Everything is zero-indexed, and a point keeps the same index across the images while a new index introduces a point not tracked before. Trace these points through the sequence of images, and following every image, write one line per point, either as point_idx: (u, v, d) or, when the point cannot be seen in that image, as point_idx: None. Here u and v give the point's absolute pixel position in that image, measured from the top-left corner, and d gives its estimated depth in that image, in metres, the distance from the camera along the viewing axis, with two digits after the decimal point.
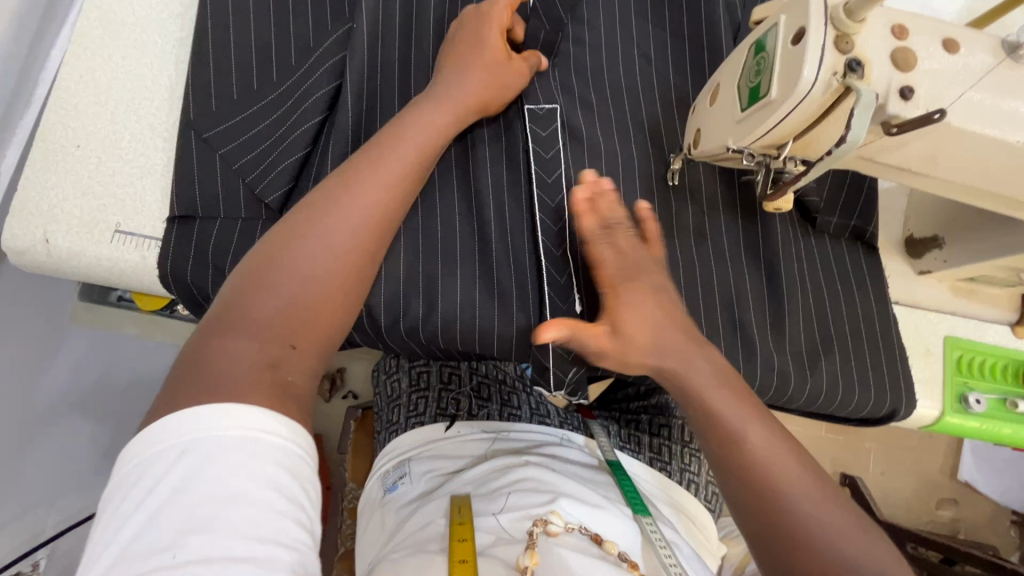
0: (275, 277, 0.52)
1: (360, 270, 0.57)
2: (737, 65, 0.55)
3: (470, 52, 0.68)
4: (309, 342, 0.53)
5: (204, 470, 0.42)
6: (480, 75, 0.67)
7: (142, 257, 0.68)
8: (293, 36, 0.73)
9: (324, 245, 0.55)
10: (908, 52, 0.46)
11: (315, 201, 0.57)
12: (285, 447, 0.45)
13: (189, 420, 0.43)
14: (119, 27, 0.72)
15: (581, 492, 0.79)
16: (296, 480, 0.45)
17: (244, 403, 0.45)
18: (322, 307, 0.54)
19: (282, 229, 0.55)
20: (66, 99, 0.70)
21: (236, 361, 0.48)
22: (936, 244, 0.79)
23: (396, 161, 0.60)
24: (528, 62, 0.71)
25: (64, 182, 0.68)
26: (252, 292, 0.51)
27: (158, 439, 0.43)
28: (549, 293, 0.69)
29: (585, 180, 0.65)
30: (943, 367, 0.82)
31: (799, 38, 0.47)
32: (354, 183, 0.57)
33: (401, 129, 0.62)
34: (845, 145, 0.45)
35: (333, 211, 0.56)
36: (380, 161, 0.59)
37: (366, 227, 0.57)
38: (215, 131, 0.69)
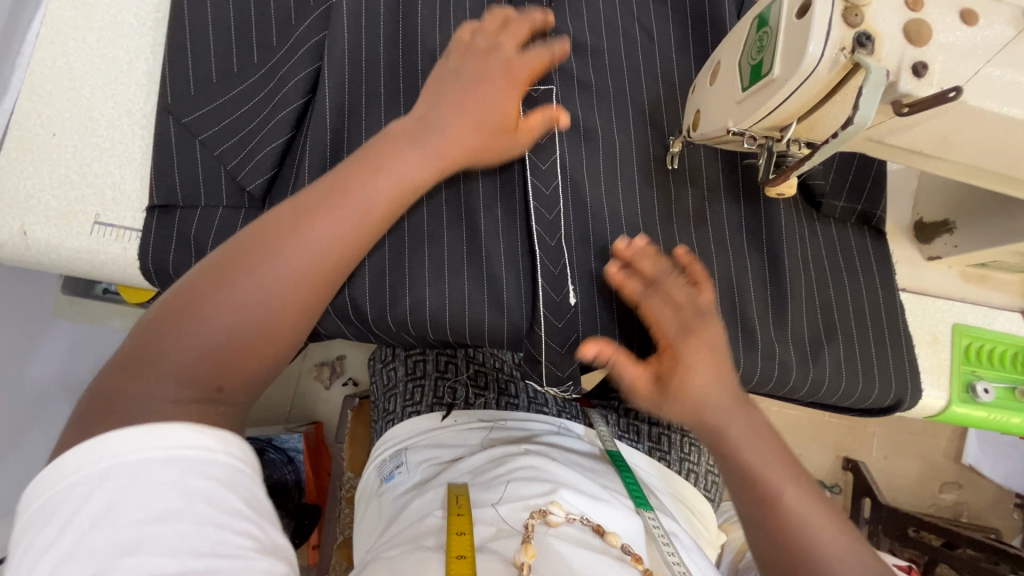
0: (208, 309, 0.47)
1: (304, 320, 0.52)
2: (738, 43, 0.52)
3: (475, 98, 0.60)
4: (238, 385, 0.49)
5: (125, 495, 0.39)
6: (473, 125, 0.60)
7: (123, 249, 0.66)
8: (273, 15, 0.70)
9: (267, 293, 0.49)
10: (922, 24, 0.43)
11: (265, 237, 0.50)
12: (210, 459, 0.43)
13: (99, 446, 0.41)
14: (92, 8, 0.70)
15: (579, 482, 0.78)
16: (231, 491, 0.42)
17: (167, 423, 0.43)
18: (254, 357, 0.49)
19: (225, 260, 0.50)
20: (39, 85, 0.67)
21: (154, 398, 0.44)
22: (946, 228, 0.76)
23: (365, 194, 0.54)
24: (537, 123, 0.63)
25: (39, 172, 0.66)
26: (180, 327, 0.47)
27: (70, 469, 0.41)
28: (541, 282, 0.68)
29: (622, 244, 0.67)
30: (951, 356, 0.80)
31: (804, 11, 0.43)
32: (310, 225, 0.51)
33: (377, 156, 0.55)
34: (851, 127, 0.42)
35: (286, 245, 0.50)
36: (341, 203, 0.52)
37: (316, 280, 0.51)
38: (194, 116, 0.67)
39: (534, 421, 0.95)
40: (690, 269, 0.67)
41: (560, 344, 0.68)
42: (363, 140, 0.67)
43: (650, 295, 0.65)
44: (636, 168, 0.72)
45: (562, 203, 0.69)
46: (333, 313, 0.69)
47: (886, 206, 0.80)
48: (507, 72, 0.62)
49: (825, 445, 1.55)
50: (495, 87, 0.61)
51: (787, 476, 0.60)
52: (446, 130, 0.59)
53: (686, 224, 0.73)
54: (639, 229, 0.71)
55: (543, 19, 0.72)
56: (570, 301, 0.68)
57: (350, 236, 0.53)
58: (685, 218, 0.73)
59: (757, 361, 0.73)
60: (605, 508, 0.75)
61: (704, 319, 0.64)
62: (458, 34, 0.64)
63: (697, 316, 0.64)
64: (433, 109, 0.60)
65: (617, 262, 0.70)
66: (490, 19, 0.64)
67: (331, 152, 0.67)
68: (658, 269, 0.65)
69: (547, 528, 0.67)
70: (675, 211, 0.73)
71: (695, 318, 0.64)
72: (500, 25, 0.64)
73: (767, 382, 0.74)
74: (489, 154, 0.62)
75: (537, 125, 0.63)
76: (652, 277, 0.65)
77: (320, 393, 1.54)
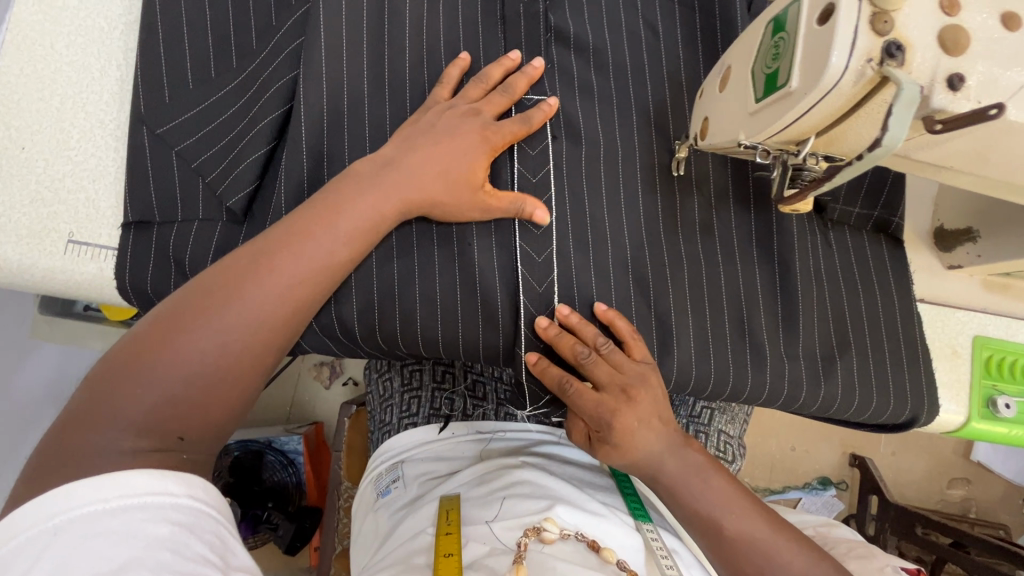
0: (169, 355, 0.49)
1: (265, 363, 0.54)
2: (750, 48, 0.47)
3: (438, 153, 0.60)
4: (199, 433, 0.50)
5: (82, 547, 0.39)
6: (448, 174, 0.60)
7: (98, 269, 0.63)
8: (252, 18, 0.66)
9: (224, 339, 0.51)
10: (959, 30, 0.38)
11: (219, 286, 0.52)
12: (175, 503, 0.43)
13: (54, 500, 0.41)
14: (59, 11, 0.66)
15: (576, 497, 0.74)
16: (194, 536, 0.42)
17: (130, 470, 0.43)
18: (216, 401, 0.51)
19: (179, 311, 0.51)
20: (4, 95, 0.63)
21: (114, 447, 0.45)
22: (969, 236, 0.72)
23: (328, 234, 0.56)
24: (507, 208, 0.62)
25: (10, 188, 0.63)
26: (137, 378, 0.48)
27: (21, 526, 0.40)
28: (524, 301, 0.64)
29: (545, 322, 0.63)
30: (971, 370, 0.76)
31: (827, 16, 0.39)
32: (273, 269, 0.53)
33: (339, 198, 0.57)
34: (879, 149, 0.38)
35: (249, 291, 0.52)
36: (297, 249, 0.55)
37: (275, 324, 0.54)
38: (170, 126, 0.63)
39: (534, 430, 0.91)
40: (614, 326, 0.64)
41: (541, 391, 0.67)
42: (348, 151, 0.64)
43: (572, 381, 0.63)
44: (639, 176, 0.68)
45: (553, 215, 0.65)
46: (318, 330, 0.66)
47: (904, 212, 0.75)
48: (481, 138, 0.61)
49: (832, 443, 1.52)
50: (465, 143, 0.61)
51: (727, 494, 0.68)
52: (397, 174, 0.59)
53: (692, 234, 0.69)
54: (641, 241, 0.67)
55: (541, 16, 0.67)
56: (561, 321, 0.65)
57: (304, 280, 0.55)
58: (691, 228, 0.69)
59: (765, 379, 0.69)
60: (604, 522, 0.71)
61: (642, 380, 0.64)
62: (436, 94, 0.64)
63: (625, 391, 0.64)
64: (389, 153, 0.61)
65: (618, 275, 0.66)
66: (473, 86, 0.64)
67: (313, 162, 0.63)
68: (583, 348, 0.63)
69: (541, 546, 0.65)
70: (680, 220, 0.69)
71: (621, 396, 0.64)
72: (484, 91, 0.64)
73: (777, 399, 0.71)
74: (450, 213, 0.62)
75: (506, 206, 0.62)
76: (574, 361, 0.63)
77: (320, 392, 1.52)
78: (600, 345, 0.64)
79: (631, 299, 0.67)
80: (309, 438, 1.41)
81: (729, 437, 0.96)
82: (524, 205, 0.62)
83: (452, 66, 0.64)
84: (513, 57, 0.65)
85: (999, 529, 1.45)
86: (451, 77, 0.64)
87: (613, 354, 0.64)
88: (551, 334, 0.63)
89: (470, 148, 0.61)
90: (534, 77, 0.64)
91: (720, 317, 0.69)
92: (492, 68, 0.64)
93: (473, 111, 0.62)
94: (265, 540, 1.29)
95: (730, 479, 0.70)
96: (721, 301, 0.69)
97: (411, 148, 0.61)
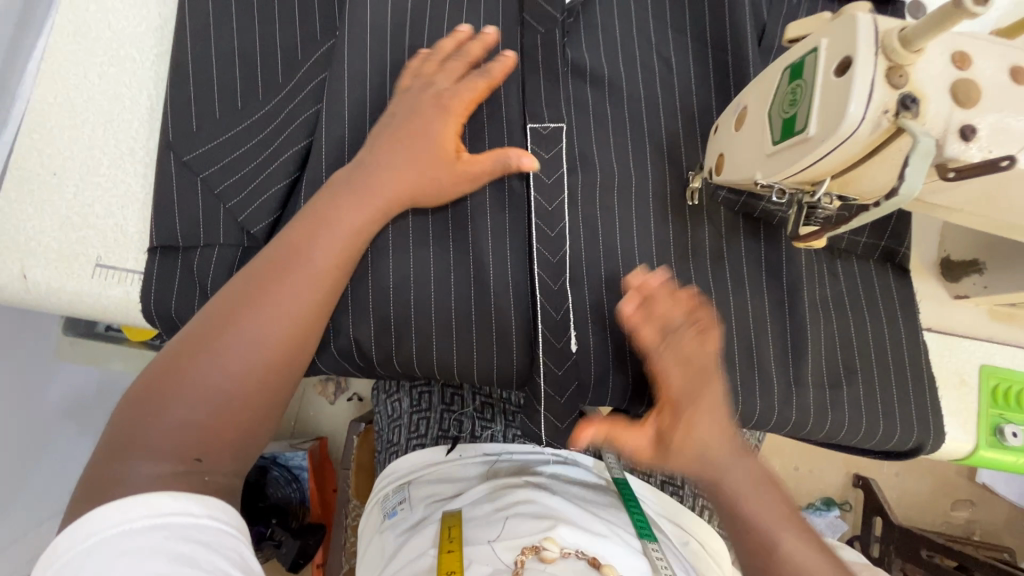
0: (182, 384, 0.50)
1: (274, 384, 0.54)
2: (768, 90, 0.49)
3: (414, 139, 0.61)
4: (217, 453, 0.50)
5: (110, 567, 0.40)
6: (432, 156, 0.61)
7: (126, 293, 0.65)
8: (280, 51, 0.68)
9: (230, 363, 0.52)
10: (970, 83, 0.40)
11: (220, 313, 0.53)
12: (198, 523, 0.44)
13: (86, 524, 0.42)
14: (93, 42, 0.68)
15: (583, 518, 0.70)
16: (215, 552, 0.43)
17: (149, 492, 0.44)
18: (230, 422, 0.51)
19: (186, 343, 0.53)
20: (39, 124, 0.66)
21: (138, 469, 0.46)
22: (975, 268, 0.74)
23: (323, 250, 0.57)
24: (495, 164, 0.61)
25: (41, 213, 0.65)
26: (155, 408, 0.49)
27: (59, 550, 0.42)
28: (543, 331, 0.65)
29: (633, 287, 0.60)
30: (979, 399, 0.76)
31: (844, 69, 0.41)
32: (269, 290, 0.54)
33: (332, 210, 0.58)
34: (897, 196, 0.40)
35: (251, 313, 0.53)
36: (291, 270, 0.55)
37: (278, 343, 0.54)
38: (194, 153, 0.65)
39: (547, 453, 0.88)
40: (699, 312, 0.59)
41: (557, 390, 0.66)
42: None
43: (657, 352, 0.57)
44: (651, 205, 0.69)
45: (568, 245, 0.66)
46: (334, 352, 0.67)
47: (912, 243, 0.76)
48: (445, 107, 0.62)
49: (837, 464, 1.51)
50: (433, 122, 0.62)
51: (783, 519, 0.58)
52: (380, 170, 0.60)
53: (702, 262, 0.70)
54: (652, 269, 0.69)
55: (557, 47, 0.69)
56: (571, 349, 0.66)
57: (304, 300, 0.56)
58: (702, 255, 0.71)
59: (773, 405, 0.70)
60: (612, 539, 0.68)
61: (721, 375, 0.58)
62: (399, 84, 0.64)
63: (709, 376, 0.57)
64: (372, 154, 0.61)
65: (627, 303, 0.67)
66: (431, 63, 0.64)
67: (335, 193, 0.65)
68: (666, 323, 0.58)
69: (539, 564, 0.61)
70: (690, 249, 0.70)
71: (705, 381, 0.57)
72: (439, 62, 0.64)
73: (784, 426, 0.71)
74: (431, 186, 0.62)
75: (487, 164, 0.61)
76: (667, 325, 0.58)
77: (324, 408, 1.51)
78: (693, 317, 0.58)
79: None
80: (315, 452, 1.38)
81: None
82: (511, 159, 0.61)
83: (410, 55, 0.65)
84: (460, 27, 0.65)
85: (1003, 551, 1.43)
86: (410, 64, 0.64)
87: (706, 328, 0.58)
88: (636, 304, 0.59)
89: (444, 134, 0.62)
90: (488, 42, 0.65)
91: (729, 345, 0.70)
92: (445, 41, 0.65)
93: (435, 85, 0.63)
94: (268, 555, 1.26)
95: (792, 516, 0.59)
96: (731, 329, 0.70)
97: (392, 139, 0.61)
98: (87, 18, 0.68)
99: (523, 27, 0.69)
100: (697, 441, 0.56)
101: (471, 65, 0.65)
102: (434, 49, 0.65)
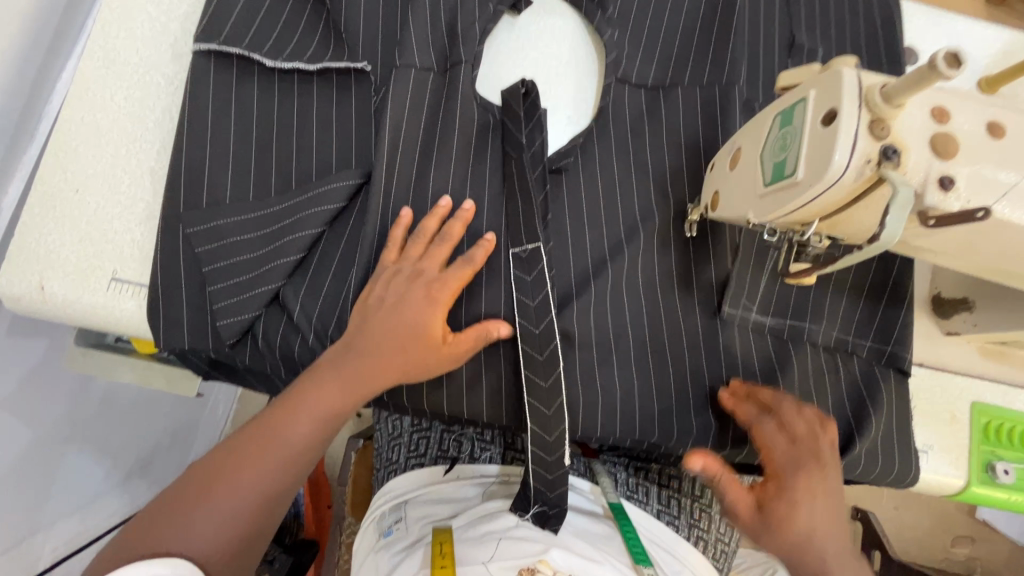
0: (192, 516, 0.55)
1: (268, 519, 0.59)
2: (760, 136, 0.51)
3: (397, 325, 0.61)
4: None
5: None
6: (416, 337, 0.61)
7: (139, 307, 0.67)
8: (297, 77, 0.70)
9: (235, 503, 0.56)
10: (949, 137, 0.43)
11: (219, 465, 0.58)
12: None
13: None
14: (120, 67, 0.71)
15: (572, 541, 0.72)
16: None
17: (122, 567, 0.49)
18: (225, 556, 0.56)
19: (202, 474, 0.58)
20: (65, 142, 0.69)
21: None
22: (965, 306, 0.75)
23: (328, 400, 0.60)
24: (477, 337, 0.62)
25: (62, 227, 0.67)
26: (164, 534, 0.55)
27: None
28: (524, 344, 0.66)
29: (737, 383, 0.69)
30: (970, 436, 0.77)
31: (830, 119, 0.43)
32: (279, 436, 0.59)
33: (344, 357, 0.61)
34: (879, 241, 0.42)
35: (261, 456, 0.58)
36: (285, 428, 0.59)
37: (277, 485, 0.59)
38: (195, 230, 0.64)
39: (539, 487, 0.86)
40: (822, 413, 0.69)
41: (546, 403, 0.66)
42: (377, 202, 0.66)
43: (767, 422, 0.66)
44: (650, 236, 0.71)
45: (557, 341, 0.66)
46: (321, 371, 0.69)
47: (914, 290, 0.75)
48: (428, 295, 0.62)
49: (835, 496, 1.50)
50: (413, 309, 0.61)
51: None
52: (364, 359, 0.60)
53: (699, 294, 0.71)
54: (648, 299, 0.70)
55: (530, 117, 0.69)
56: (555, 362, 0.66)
57: (290, 456, 0.59)
58: (699, 288, 0.71)
59: None
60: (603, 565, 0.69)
61: (820, 462, 0.66)
62: (382, 259, 0.64)
63: (815, 456, 0.65)
64: (372, 311, 0.62)
65: (619, 329, 0.70)
66: (414, 244, 0.64)
67: (343, 221, 0.68)
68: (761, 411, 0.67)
69: None
70: (687, 281, 0.71)
71: (812, 459, 0.65)
72: (422, 245, 0.64)
73: None
74: (413, 370, 0.62)
75: (471, 338, 0.62)
76: (770, 402, 0.67)
77: None
78: (803, 408, 0.67)
79: (636, 354, 0.70)
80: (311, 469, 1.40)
81: None
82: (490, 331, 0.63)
83: (395, 227, 0.64)
84: (443, 206, 0.65)
85: None
86: (394, 237, 0.64)
87: (811, 411, 0.68)
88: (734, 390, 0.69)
89: (426, 310, 0.61)
90: (466, 220, 0.65)
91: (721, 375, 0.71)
92: (427, 220, 0.65)
93: (420, 272, 0.63)
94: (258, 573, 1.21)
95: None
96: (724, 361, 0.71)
97: (387, 309, 0.62)
98: (115, 44, 0.71)
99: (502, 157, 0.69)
100: (802, 521, 0.63)
101: (453, 244, 0.65)
102: (414, 236, 0.64)
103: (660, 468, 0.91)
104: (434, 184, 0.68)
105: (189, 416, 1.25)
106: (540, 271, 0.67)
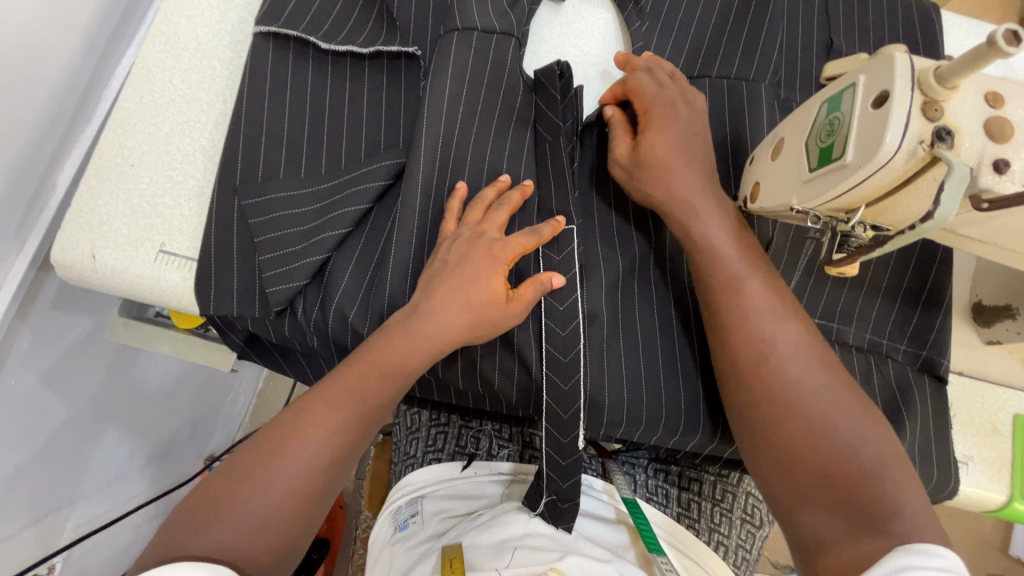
0: (274, 465, 0.54)
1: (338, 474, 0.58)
2: (804, 123, 0.52)
3: (467, 282, 0.61)
4: (281, 535, 0.53)
5: None
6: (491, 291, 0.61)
7: (182, 278, 0.68)
8: (347, 64, 0.73)
9: (316, 455, 0.55)
10: (1003, 121, 0.43)
11: (273, 440, 0.56)
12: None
13: None
14: (180, 51, 0.74)
15: (592, 550, 0.70)
16: None
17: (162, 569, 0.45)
18: (302, 509, 0.54)
19: (279, 429, 0.57)
20: (124, 119, 0.72)
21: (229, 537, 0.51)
22: (1008, 314, 0.72)
23: (408, 346, 0.60)
24: (538, 286, 0.63)
25: (115, 200, 0.70)
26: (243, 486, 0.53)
27: None
28: (547, 320, 0.68)
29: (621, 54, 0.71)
30: (1013, 449, 0.74)
31: (881, 101, 0.44)
32: (359, 382, 0.58)
33: (424, 309, 0.61)
34: (931, 221, 0.42)
35: (340, 405, 0.57)
36: (361, 385, 0.58)
37: (353, 436, 0.58)
38: (250, 201, 0.67)
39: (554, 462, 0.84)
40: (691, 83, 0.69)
41: (561, 377, 0.67)
42: (419, 182, 0.67)
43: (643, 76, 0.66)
44: None
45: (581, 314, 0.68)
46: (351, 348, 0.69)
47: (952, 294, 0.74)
48: (492, 254, 0.62)
49: None
50: (478, 267, 0.62)
51: (797, 330, 0.58)
52: (433, 320, 0.60)
53: None
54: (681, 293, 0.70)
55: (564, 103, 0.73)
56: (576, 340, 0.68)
57: (370, 406, 0.59)
58: None
59: None
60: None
61: (691, 111, 0.65)
62: (443, 230, 0.66)
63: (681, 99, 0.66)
64: (446, 268, 0.63)
65: (647, 321, 0.71)
66: (473, 210, 0.66)
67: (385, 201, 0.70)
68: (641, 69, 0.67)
69: None
70: None
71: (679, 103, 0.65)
72: (482, 212, 0.66)
73: None
74: (482, 327, 0.62)
75: (532, 293, 0.63)
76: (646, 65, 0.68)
77: None
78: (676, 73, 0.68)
79: (665, 346, 0.70)
80: None
81: (758, 501, 0.89)
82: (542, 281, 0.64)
83: (451, 198, 0.67)
84: (501, 182, 0.68)
85: None
86: (453, 209, 0.66)
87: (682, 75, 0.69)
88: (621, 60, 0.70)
89: (488, 267, 0.61)
90: (526, 192, 0.67)
91: None
92: (487, 190, 0.67)
93: (482, 234, 0.63)
94: None
95: (779, 300, 0.60)
96: None
97: (464, 262, 0.62)
98: (177, 30, 0.75)
99: (537, 137, 0.72)
100: (666, 153, 0.63)
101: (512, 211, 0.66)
102: (479, 201, 0.66)
103: (679, 470, 0.90)
104: (473, 169, 0.70)
105: (212, 403, 1.26)
106: (569, 253, 0.69)
